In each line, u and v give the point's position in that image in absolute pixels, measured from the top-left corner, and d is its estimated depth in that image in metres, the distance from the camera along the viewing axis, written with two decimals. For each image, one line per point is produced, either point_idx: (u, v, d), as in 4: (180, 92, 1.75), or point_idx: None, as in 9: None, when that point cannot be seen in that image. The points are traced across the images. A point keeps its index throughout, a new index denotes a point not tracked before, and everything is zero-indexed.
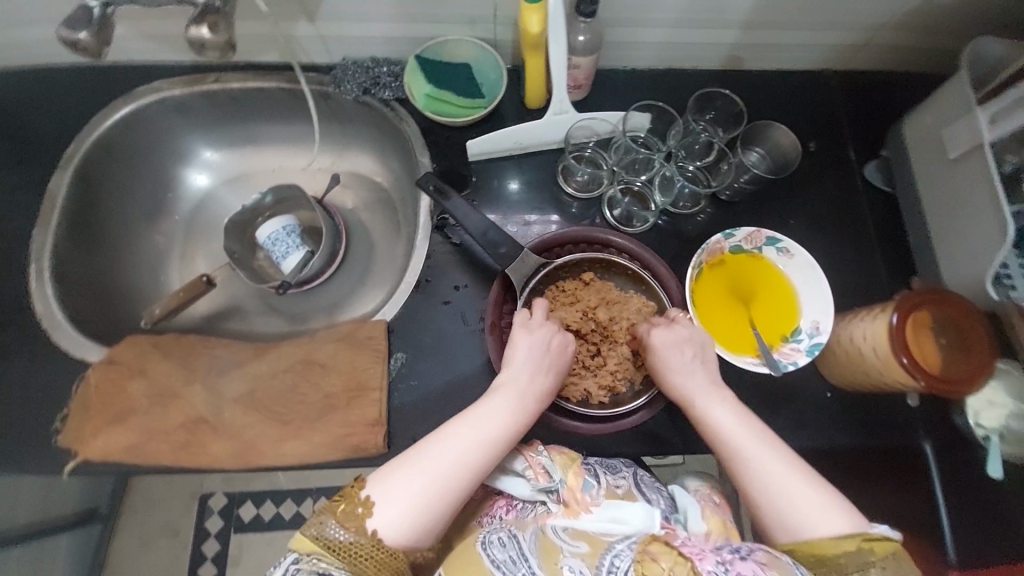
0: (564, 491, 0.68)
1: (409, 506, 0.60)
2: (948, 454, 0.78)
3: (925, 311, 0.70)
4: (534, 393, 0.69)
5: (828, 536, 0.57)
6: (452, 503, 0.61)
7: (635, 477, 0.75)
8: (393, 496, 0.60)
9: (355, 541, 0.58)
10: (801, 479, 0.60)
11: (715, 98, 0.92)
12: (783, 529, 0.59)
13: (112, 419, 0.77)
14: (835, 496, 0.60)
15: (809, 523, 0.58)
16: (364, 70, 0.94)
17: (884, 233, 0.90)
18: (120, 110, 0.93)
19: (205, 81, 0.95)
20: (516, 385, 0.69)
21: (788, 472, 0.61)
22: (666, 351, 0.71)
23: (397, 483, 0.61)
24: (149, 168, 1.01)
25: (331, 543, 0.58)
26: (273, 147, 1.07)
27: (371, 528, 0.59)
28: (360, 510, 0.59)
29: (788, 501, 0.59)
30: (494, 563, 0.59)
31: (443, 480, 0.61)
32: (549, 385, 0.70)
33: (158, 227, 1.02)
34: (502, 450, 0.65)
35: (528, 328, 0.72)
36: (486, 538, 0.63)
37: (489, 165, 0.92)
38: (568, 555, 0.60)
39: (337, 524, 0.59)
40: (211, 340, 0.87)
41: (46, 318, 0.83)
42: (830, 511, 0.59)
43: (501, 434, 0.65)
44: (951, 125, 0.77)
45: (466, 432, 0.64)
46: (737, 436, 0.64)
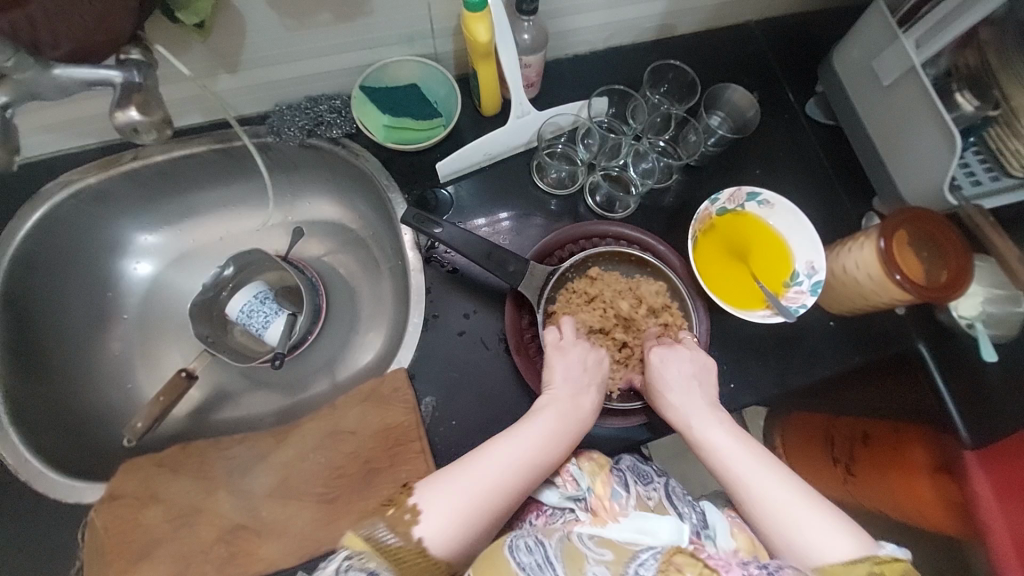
0: (592, 499, 0.70)
1: (456, 518, 0.60)
2: (939, 347, 0.88)
3: (906, 230, 0.77)
4: (576, 411, 0.69)
5: (835, 558, 0.58)
6: (493, 518, 0.61)
7: (666, 487, 0.74)
8: (443, 502, 0.60)
9: (401, 546, 0.57)
10: (801, 501, 0.62)
11: (665, 71, 0.94)
12: (785, 551, 0.60)
13: (135, 556, 0.69)
14: (841, 519, 0.61)
15: (815, 547, 0.59)
16: (304, 112, 0.87)
17: (836, 163, 0.97)
18: (30, 215, 0.81)
19: (123, 161, 0.84)
20: (558, 405, 0.69)
21: (786, 492, 0.63)
22: (664, 372, 0.74)
23: (448, 491, 0.61)
24: (82, 271, 0.89)
25: (381, 544, 0.56)
26: (216, 215, 0.97)
27: (417, 535, 0.58)
28: (408, 516, 0.59)
29: (792, 523, 0.61)
30: (521, 565, 0.58)
31: (488, 497, 0.61)
32: (593, 402, 0.71)
33: (111, 333, 0.91)
34: (544, 469, 0.65)
35: (562, 350, 0.73)
36: (513, 541, 0.61)
37: (463, 183, 0.89)
38: (593, 562, 0.60)
39: (387, 527, 0.58)
40: (223, 440, 0.79)
41: (21, 469, 0.74)
42: (835, 532, 0.60)
43: (546, 454, 0.66)
44: (879, 54, 0.84)
45: (508, 452, 0.64)
46: (739, 459, 0.66)
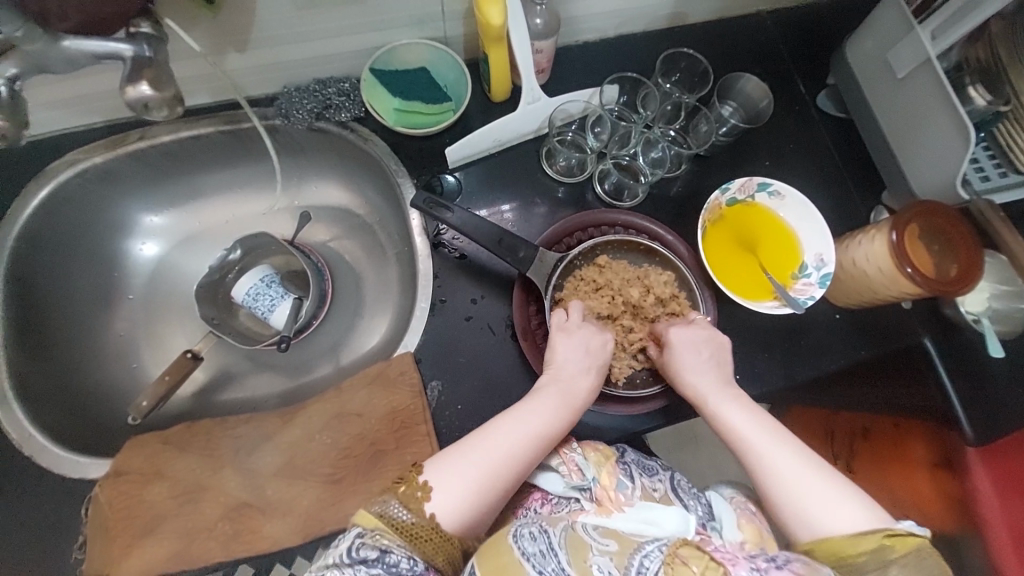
0: (598, 489, 0.69)
1: (467, 492, 0.61)
2: (945, 342, 0.88)
3: (916, 224, 0.77)
4: (579, 387, 0.70)
5: (847, 531, 0.58)
6: (503, 491, 0.62)
7: (671, 481, 0.77)
8: (452, 477, 0.61)
9: (414, 523, 0.58)
10: (816, 475, 0.62)
11: (678, 60, 0.93)
12: (798, 524, 0.61)
13: (140, 532, 0.70)
14: (854, 493, 0.61)
15: (827, 519, 0.60)
16: (312, 95, 0.86)
17: (845, 156, 0.96)
18: (37, 193, 0.81)
19: (130, 140, 0.84)
20: (557, 385, 0.69)
21: (802, 467, 0.63)
22: (681, 349, 0.74)
23: (457, 466, 0.62)
24: (88, 249, 0.89)
25: (395, 521, 0.57)
26: (223, 197, 0.96)
27: (429, 511, 0.59)
28: (420, 493, 0.59)
29: (804, 496, 0.61)
30: (525, 556, 0.57)
31: (496, 470, 0.62)
32: (592, 384, 0.71)
33: (116, 312, 0.91)
34: (551, 443, 0.66)
35: (567, 330, 0.73)
36: (517, 530, 0.60)
37: (471, 169, 0.89)
38: (597, 552, 0.60)
39: (399, 504, 0.58)
40: (229, 419, 0.79)
41: (26, 444, 0.74)
42: (847, 506, 0.60)
43: (552, 427, 0.66)
44: (894, 46, 0.83)
45: (513, 429, 0.65)
46: (753, 434, 0.66)
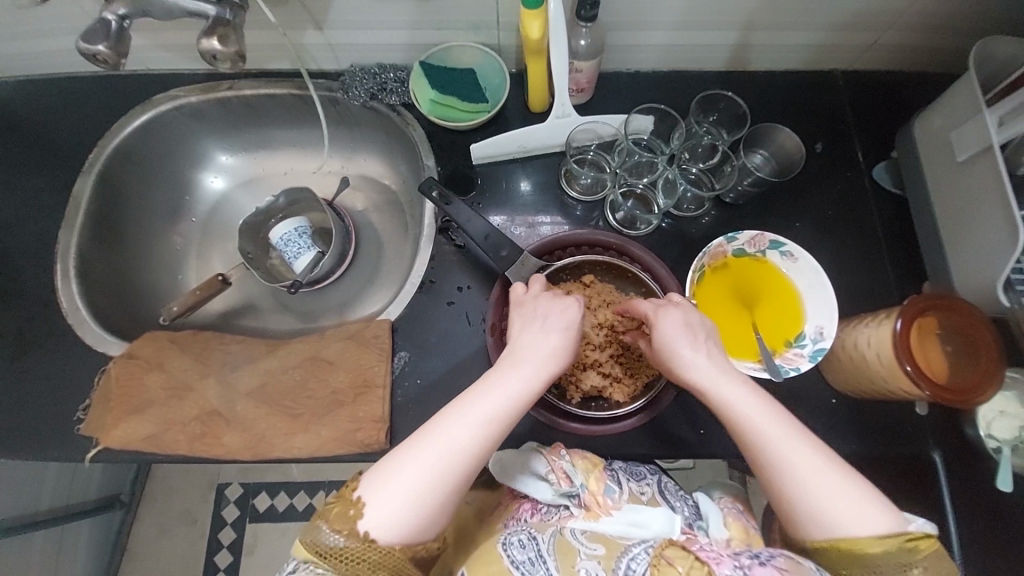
0: (586, 495, 0.68)
1: (407, 492, 0.59)
2: (957, 462, 0.78)
3: (932, 319, 0.70)
4: (528, 369, 0.66)
5: (866, 534, 0.57)
6: (448, 489, 0.60)
7: (660, 484, 0.76)
8: (386, 489, 0.59)
9: (348, 546, 0.58)
10: (829, 474, 0.59)
11: (718, 100, 0.92)
12: (811, 524, 0.59)
13: (130, 409, 0.81)
14: (870, 495, 0.59)
15: (848, 523, 0.58)
16: (372, 77, 0.96)
17: (892, 235, 0.88)
18: (140, 116, 0.98)
19: (220, 89, 0.98)
20: (509, 364, 0.66)
21: (816, 465, 0.60)
22: (677, 345, 0.67)
23: (393, 474, 0.60)
24: (168, 172, 1.05)
25: (326, 549, 0.58)
26: (285, 152, 1.10)
27: (362, 529, 0.58)
28: (352, 511, 0.59)
29: (824, 500, 0.58)
30: (513, 563, 0.63)
31: (431, 471, 0.60)
32: (546, 354, 0.67)
33: (177, 228, 1.06)
34: (500, 424, 0.63)
35: (521, 304, 0.73)
36: (507, 539, 0.66)
37: (494, 169, 0.94)
38: (585, 557, 0.62)
39: (330, 530, 0.59)
40: (226, 337, 0.89)
41: (71, 313, 0.88)
42: (868, 512, 0.58)
43: (501, 408, 0.63)
44: (960, 126, 0.76)
45: (461, 418, 0.62)
46: (774, 434, 0.61)
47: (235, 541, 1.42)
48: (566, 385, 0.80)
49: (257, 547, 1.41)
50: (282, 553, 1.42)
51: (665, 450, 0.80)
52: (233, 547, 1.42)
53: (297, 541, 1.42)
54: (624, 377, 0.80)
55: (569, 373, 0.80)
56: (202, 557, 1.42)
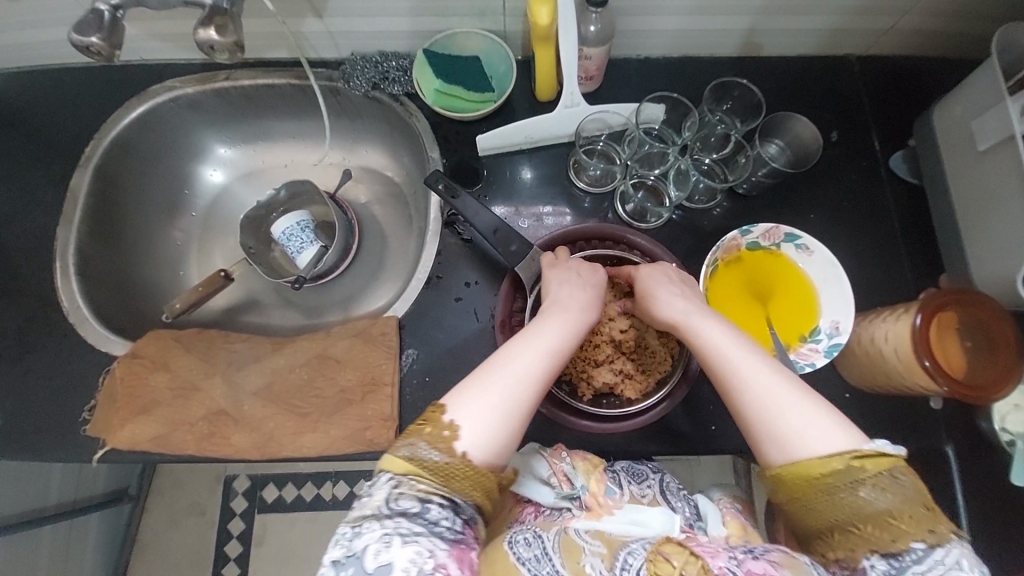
0: (587, 497, 0.69)
1: (496, 410, 0.59)
2: (970, 456, 0.78)
3: (952, 312, 0.69)
4: (581, 306, 0.68)
5: (821, 452, 0.56)
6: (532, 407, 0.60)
7: (660, 484, 0.75)
8: (474, 410, 0.58)
9: (448, 463, 0.56)
10: (785, 390, 0.59)
11: (732, 88, 0.89)
12: (768, 444, 0.58)
13: (137, 410, 0.80)
14: (828, 414, 0.58)
15: (803, 441, 0.57)
16: (373, 66, 0.93)
17: (907, 227, 0.86)
18: (136, 108, 0.95)
19: (217, 79, 0.96)
20: (561, 301, 0.68)
21: (772, 382, 0.60)
22: (652, 279, 0.71)
23: (477, 395, 0.59)
24: (166, 165, 1.03)
25: (427, 464, 0.56)
26: (286, 143, 1.07)
27: (462, 450, 0.57)
28: (446, 433, 0.57)
29: (780, 415, 0.58)
30: (520, 560, 0.57)
31: (513, 391, 0.60)
32: (594, 296, 0.70)
33: (177, 223, 1.04)
34: (568, 350, 0.65)
35: (556, 265, 0.74)
36: (512, 536, 0.61)
37: (500, 161, 0.91)
38: (589, 553, 0.60)
39: (427, 445, 0.57)
40: (231, 335, 0.88)
41: (72, 312, 0.87)
42: (826, 429, 0.57)
43: (568, 335, 0.65)
44: (982, 115, 0.74)
45: (528, 345, 0.63)
46: (731, 356, 0.62)
47: (244, 531, 1.43)
48: (577, 382, 0.80)
49: (267, 538, 1.41)
50: (290, 544, 1.43)
51: (676, 445, 0.79)
52: (242, 538, 1.43)
53: (305, 532, 1.43)
54: (637, 373, 0.79)
55: (581, 370, 0.79)
56: (212, 548, 1.43)
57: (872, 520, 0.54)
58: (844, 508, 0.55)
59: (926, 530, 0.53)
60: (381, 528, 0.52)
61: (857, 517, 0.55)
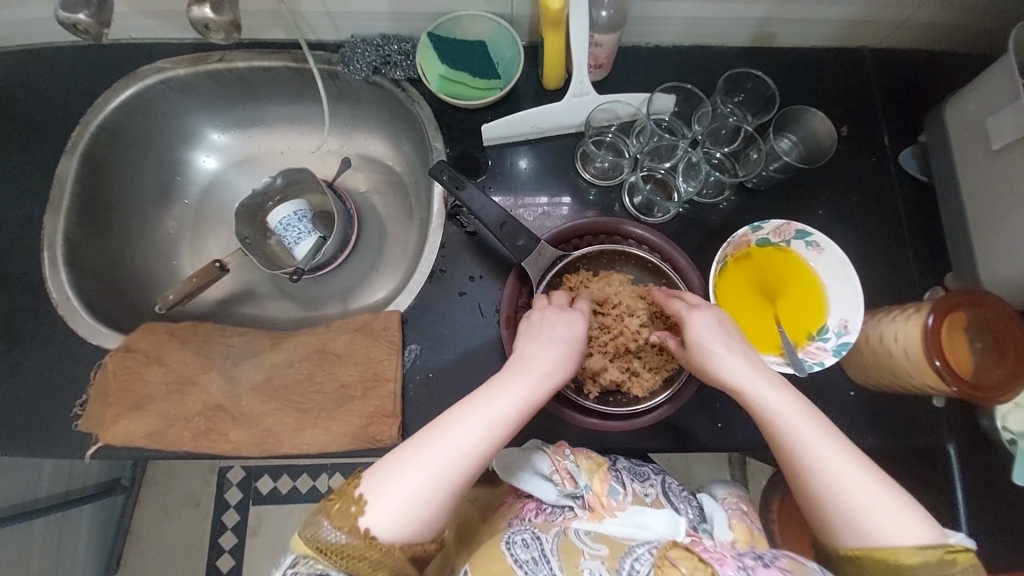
0: (590, 496, 0.67)
1: (410, 494, 0.56)
2: (971, 452, 0.78)
3: (963, 313, 0.68)
4: (540, 372, 0.63)
5: (908, 545, 0.54)
6: (455, 493, 0.57)
7: (664, 485, 0.74)
8: (390, 490, 0.56)
9: (349, 543, 0.55)
10: (870, 480, 0.56)
11: (745, 80, 0.87)
12: (848, 530, 0.56)
13: (130, 406, 0.77)
14: (913, 505, 0.56)
15: (888, 532, 0.54)
16: (375, 49, 0.89)
17: (916, 224, 0.86)
18: (123, 91, 0.91)
19: (210, 60, 0.91)
20: (521, 366, 0.63)
21: (855, 470, 0.56)
22: (707, 339, 0.64)
23: (397, 477, 0.57)
24: (157, 151, 0.99)
25: (327, 545, 0.55)
26: (281, 129, 1.03)
27: (364, 527, 0.55)
28: (353, 509, 0.56)
29: (865, 505, 0.55)
30: (517, 563, 0.57)
31: (436, 469, 0.57)
32: (562, 358, 0.65)
33: (169, 212, 1.01)
34: (507, 423, 0.60)
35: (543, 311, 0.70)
36: (510, 537, 0.61)
37: (506, 151, 0.89)
38: (589, 557, 0.59)
39: (331, 526, 0.56)
40: (227, 329, 0.85)
41: (61, 304, 0.84)
42: (910, 522, 0.55)
43: (512, 408, 0.60)
44: (997, 112, 0.72)
45: (469, 418, 0.59)
46: (808, 436, 0.58)
47: (240, 522, 1.42)
48: (583, 379, 0.79)
49: (263, 528, 1.41)
50: (287, 534, 1.42)
51: (682, 443, 0.79)
52: (237, 529, 1.42)
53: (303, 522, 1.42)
54: (643, 371, 0.78)
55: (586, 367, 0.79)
56: (207, 539, 1.42)
57: None
58: None
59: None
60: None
61: None
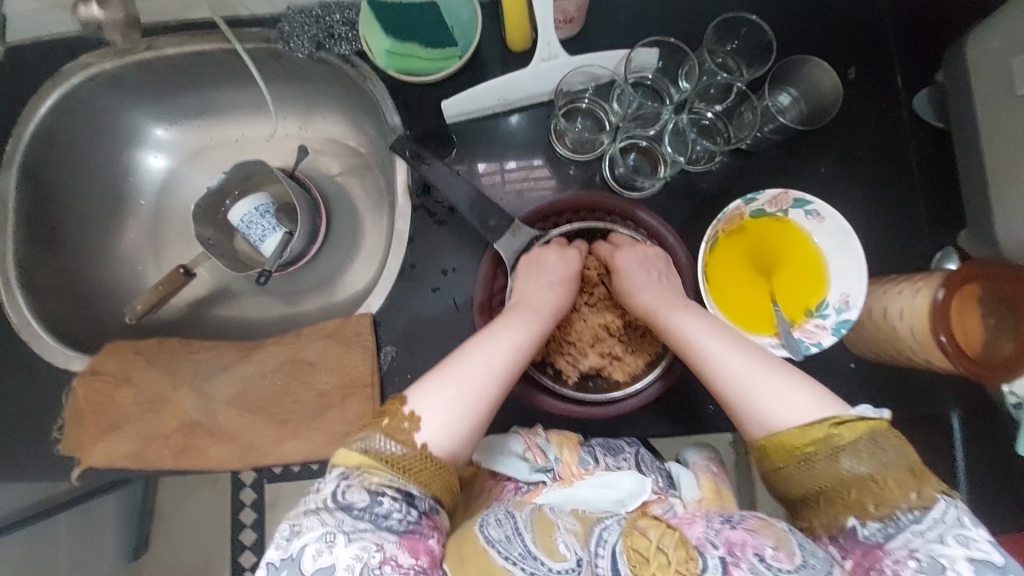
0: (560, 468, 0.66)
1: (451, 403, 0.57)
2: (975, 421, 0.74)
3: (976, 285, 0.62)
4: (548, 309, 0.68)
5: (793, 418, 0.54)
6: (492, 403, 0.59)
7: (637, 456, 0.70)
8: (434, 400, 0.57)
9: (405, 456, 0.54)
10: (756, 365, 0.58)
11: (739, 25, 0.77)
12: (748, 420, 0.56)
13: (106, 429, 0.76)
14: (801, 383, 0.56)
15: (772, 411, 0.55)
16: (315, 20, 0.80)
17: (927, 178, 0.78)
18: (51, 94, 0.82)
19: (137, 50, 0.82)
20: (527, 305, 0.67)
21: (744, 358, 0.59)
22: (631, 271, 0.70)
23: (433, 387, 0.58)
24: (102, 154, 0.91)
25: (383, 456, 0.53)
26: (233, 116, 0.95)
27: (420, 442, 0.55)
28: (406, 424, 0.55)
29: (753, 388, 0.56)
30: (489, 542, 0.52)
31: (475, 384, 0.59)
32: (562, 299, 0.70)
33: (125, 217, 0.94)
34: (530, 349, 0.64)
35: (532, 271, 0.70)
36: (484, 518, 0.55)
37: (471, 127, 0.80)
38: (563, 531, 0.54)
39: (385, 438, 0.54)
40: (194, 343, 0.82)
41: (23, 329, 0.80)
42: (794, 397, 0.55)
43: (531, 338, 0.65)
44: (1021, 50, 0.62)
45: (494, 340, 0.63)
46: (701, 338, 0.62)
47: (256, 500, 1.38)
48: (563, 365, 0.76)
49: (281, 504, 1.36)
50: None
51: (672, 428, 0.76)
52: (256, 506, 1.37)
53: None
54: (625, 355, 0.76)
55: (568, 352, 0.76)
56: (229, 516, 1.38)
57: (855, 487, 0.50)
58: (827, 477, 0.51)
59: (911, 494, 0.49)
60: (323, 527, 0.50)
61: (845, 487, 0.51)
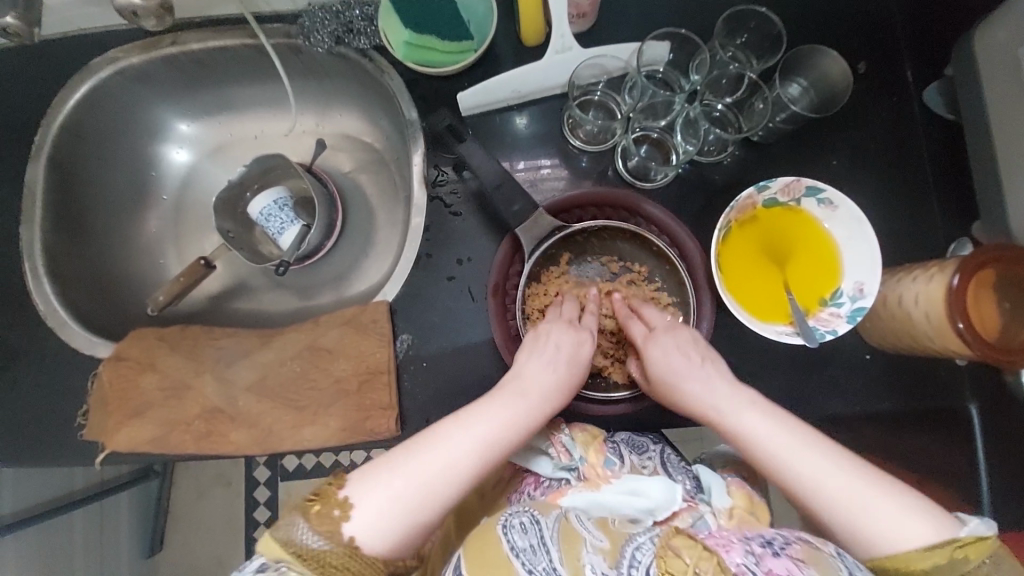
0: (585, 468, 0.66)
1: (406, 489, 0.53)
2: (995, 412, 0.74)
3: (993, 270, 0.62)
4: (541, 392, 0.61)
5: (916, 547, 0.49)
6: (441, 506, 0.53)
7: (662, 456, 0.70)
8: (377, 494, 0.52)
9: (327, 549, 0.51)
10: (859, 485, 0.52)
11: (748, 18, 0.77)
12: (851, 541, 0.51)
13: (130, 413, 0.78)
14: (912, 503, 0.51)
15: (883, 537, 0.50)
16: (335, 16, 0.82)
17: (942, 168, 0.78)
18: (79, 88, 0.85)
19: (163, 44, 0.85)
20: (518, 384, 0.61)
21: (841, 476, 0.53)
22: (667, 355, 0.65)
23: (382, 479, 0.53)
24: (126, 149, 0.94)
25: (302, 550, 0.50)
26: (253, 112, 0.98)
27: (348, 534, 0.51)
28: (337, 512, 0.52)
29: (855, 512, 0.51)
30: (514, 550, 0.51)
31: (431, 481, 0.53)
32: (564, 380, 0.63)
33: (148, 211, 0.97)
34: (505, 443, 0.57)
35: (535, 347, 0.66)
36: (507, 520, 0.54)
37: (486, 120, 0.82)
38: (590, 548, 0.52)
39: (308, 527, 0.51)
40: (215, 331, 0.84)
41: (50, 317, 0.83)
42: (906, 521, 0.50)
43: (510, 429, 0.57)
44: None
45: (467, 429, 0.56)
46: (779, 451, 0.55)
47: (269, 499, 1.35)
48: None
49: None
50: None
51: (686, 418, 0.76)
52: (268, 504, 1.35)
53: None
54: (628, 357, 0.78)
55: None
56: (242, 515, 1.36)
57: None
58: None
59: None
60: None
61: None
